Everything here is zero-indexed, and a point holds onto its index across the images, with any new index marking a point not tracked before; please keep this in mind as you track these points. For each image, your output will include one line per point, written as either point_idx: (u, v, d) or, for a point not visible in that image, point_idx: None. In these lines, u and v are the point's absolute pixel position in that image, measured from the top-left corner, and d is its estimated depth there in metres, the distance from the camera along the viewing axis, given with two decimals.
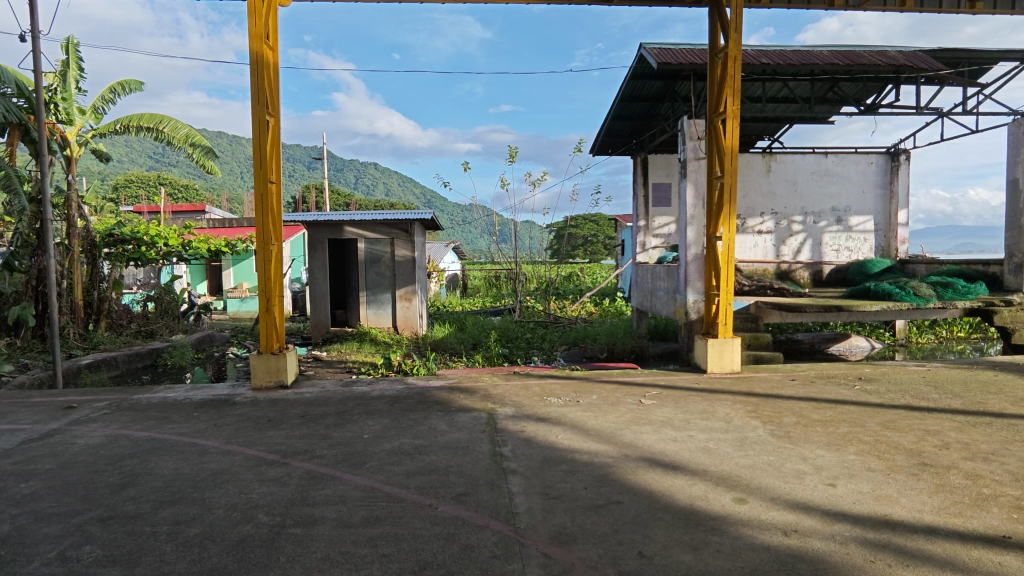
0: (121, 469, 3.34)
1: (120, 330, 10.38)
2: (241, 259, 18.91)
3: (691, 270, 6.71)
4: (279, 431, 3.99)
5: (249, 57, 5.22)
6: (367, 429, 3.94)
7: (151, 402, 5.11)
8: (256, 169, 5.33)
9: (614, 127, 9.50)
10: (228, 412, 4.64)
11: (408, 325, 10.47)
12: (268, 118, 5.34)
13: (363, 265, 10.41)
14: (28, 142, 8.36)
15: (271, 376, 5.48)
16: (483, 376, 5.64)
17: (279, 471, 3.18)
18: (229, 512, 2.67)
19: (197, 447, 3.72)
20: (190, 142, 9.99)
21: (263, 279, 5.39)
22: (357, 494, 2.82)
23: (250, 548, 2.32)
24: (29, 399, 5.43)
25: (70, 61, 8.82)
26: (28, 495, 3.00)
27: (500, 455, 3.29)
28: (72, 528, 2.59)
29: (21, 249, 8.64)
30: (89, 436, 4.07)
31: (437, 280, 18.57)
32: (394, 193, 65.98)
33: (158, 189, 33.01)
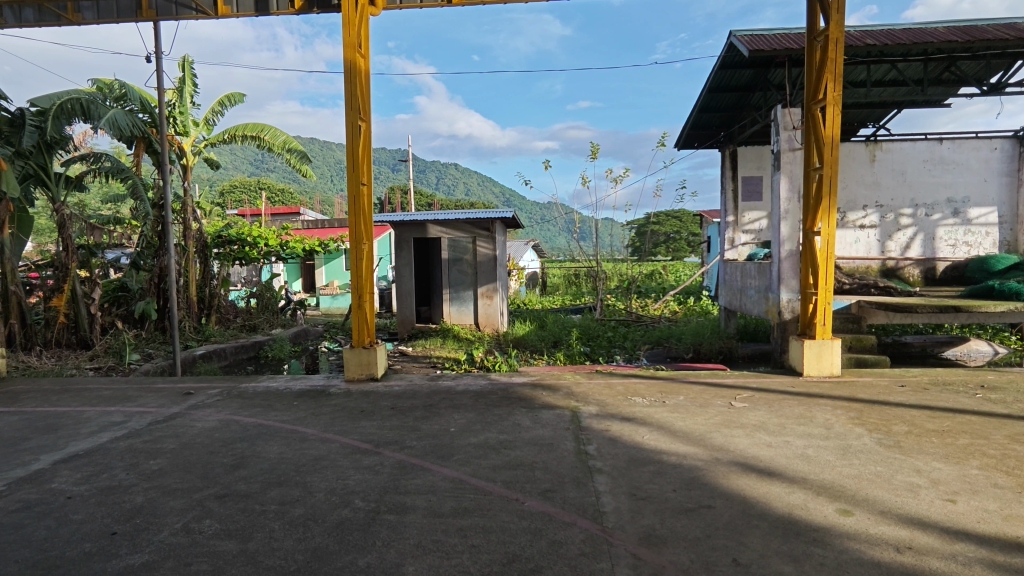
0: (233, 451, 3.63)
1: (228, 324, 11.28)
2: (334, 258, 20.03)
3: (786, 267, 6.33)
4: (372, 422, 4.18)
5: (343, 65, 5.49)
6: (454, 422, 4.05)
7: (257, 390, 5.53)
8: (349, 172, 5.59)
9: (700, 119, 9.17)
10: (325, 402, 4.93)
11: (490, 323, 10.65)
12: (361, 123, 5.60)
13: (446, 264, 10.67)
14: (151, 154, 9.22)
15: (362, 369, 5.75)
16: (565, 374, 5.63)
17: (373, 460, 3.34)
18: (329, 496, 2.83)
19: (298, 434, 3.97)
20: (288, 148, 10.67)
21: (356, 276, 5.65)
22: (446, 485, 2.90)
23: (349, 530, 2.45)
24: (155, 384, 6.03)
25: (185, 77, 9.66)
26: (156, 471, 3.33)
27: (585, 453, 3.28)
28: (193, 502, 2.85)
29: (146, 250, 9.75)
30: (205, 420, 4.46)
31: (517, 279, 18.72)
32: (474, 193, 67.26)
33: (260, 193, 35.43)
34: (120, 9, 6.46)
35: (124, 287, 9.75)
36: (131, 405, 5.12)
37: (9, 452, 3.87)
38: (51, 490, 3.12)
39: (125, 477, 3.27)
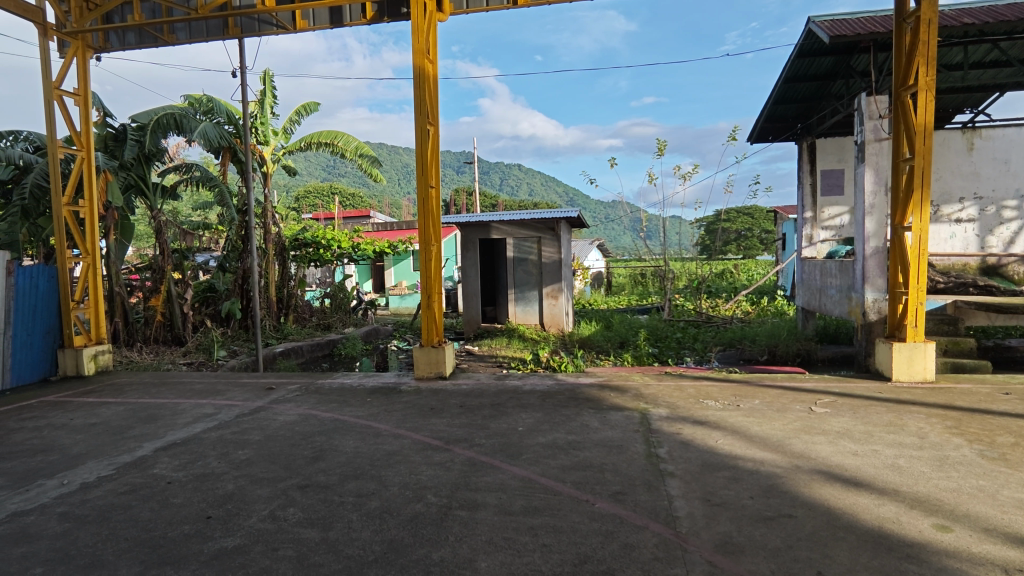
0: (313, 444, 3.81)
1: (305, 323, 11.85)
2: (402, 259, 20.62)
3: (871, 266, 5.95)
4: (442, 419, 4.28)
5: (412, 71, 5.64)
6: (522, 422, 4.08)
7: (333, 386, 5.79)
8: (419, 175, 5.74)
9: (775, 111, 8.77)
10: (396, 399, 5.09)
11: (555, 323, 10.63)
12: (429, 127, 5.73)
13: (512, 264, 10.75)
14: (236, 163, 9.83)
15: (432, 367, 5.89)
16: (633, 375, 5.54)
17: (444, 456, 3.42)
18: (403, 490, 2.92)
19: (372, 429, 4.13)
20: (360, 153, 11.07)
21: (425, 276, 5.79)
22: (516, 483, 2.93)
23: (422, 524, 2.51)
24: (241, 379, 6.43)
25: (266, 90, 10.22)
26: (244, 460, 3.55)
27: (656, 456, 3.21)
28: (278, 491, 3.01)
29: (231, 253, 10.40)
30: (286, 414, 4.71)
31: (582, 278, 18.58)
32: (537, 193, 67.35)
33: (333, 198, 37.00)
34: (210, 28, 6.91)
35: (212, 288, 10.43)
36: (220, 398, 5.48)
37: (117, 439, 4.24)
38: (153, 475, 3.39)
39: (217, 465, 3.50)
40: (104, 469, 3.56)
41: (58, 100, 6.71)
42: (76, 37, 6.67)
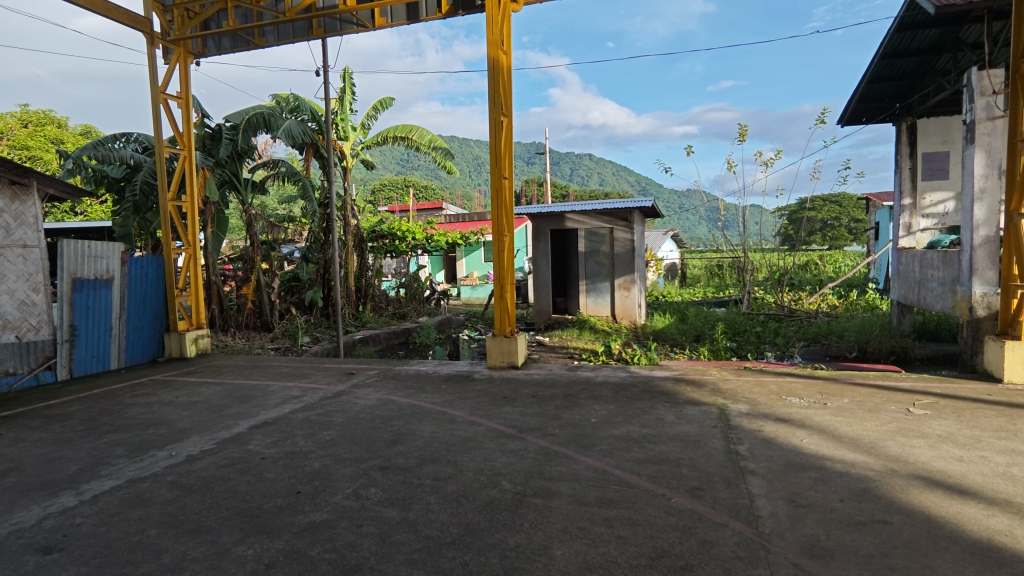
0: (391, 428, 3.96)
1: (381, 311, 12.30)
2: (474, 249, 20.99)
3: (979, 257, 5.41)
4: (515, 408, 4.33)
5: (487, 63, 5.69)
6: (595, 413, 4.06)
7: (410, 373, 5.99)
8: (492, 166, 5.80)
9: (869, 92, 8.18)
10: (470, 386, 5.20)
11: (627, 315, 10.44)
12: (503, 118, 5.77)
13: (583, 255, 10.66)
14: (319, 158, 10.31)
15: (504, 357, 5.96)
16: (710, 370, 5.37)
17: (518, 444, 3.46)
18: (478, 475, 2.99)
19: (448, 415, 4.24)
20: (434, 146, 11.30)
21: (498, 267, 5.84)
22: (590, 474, 2.92)
23: (498, 510, 2.56)
24: (325, 364, 6.78)
25: (346, 87, 10.62)
26: (329, 441, 3.75)
27: (736, 453, 3.11)
28: (361, 471, 3.16)
29: (314, 244, 10.93)
30: (367, 398, 4.92)
31: (655, 270, 18.16)
32: (608, 182, 66.30)
33: (407, 191, 38.04)
34: (296, 30, 7.27)
35: (297, 278, 11.02)
36: (306, 381, 5.80)
37: (216, 416, 4.59)
38: (249, 451, 3.64)
39: (305, 444, 3.72)
40: (205, 443, 3.87)
41: (164, 103, 7.28)
42: (179, 44, 7.21)
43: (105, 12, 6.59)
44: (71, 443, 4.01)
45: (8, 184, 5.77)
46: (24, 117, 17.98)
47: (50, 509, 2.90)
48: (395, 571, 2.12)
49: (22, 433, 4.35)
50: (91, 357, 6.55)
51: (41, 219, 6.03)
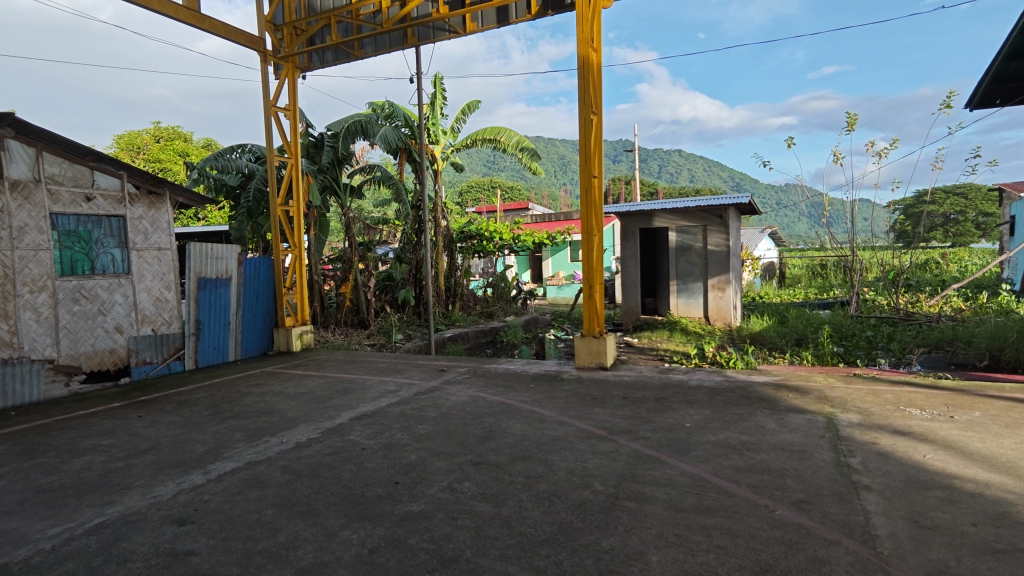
0: (482, 424, 4.05)
1: (469, 310, 12.61)
2: (560, 249, 20.98)
3: None
4: (605, 409, 4.28)
5: (577, 61, 5.67)
6: (689, 418, 3.93)
7: (498, 371, 6.09)
8: (581, 165, 5.77)
9: (1004, 71, 7.30)
10: (559, 386, 5.20)
11: (721, 316, 9.98)
12: (593, 116, 5.72)
13: (674, 255, 10.37)
14: (411, 162, 10.72)
15: (593, 357, 5.91)
16: (815, 376, 5.04)
17: (609, 446, 3.42)
18: (570, 476, 2.98)
19: (538, 414, 4.26)
20: (521, 147, 11.39)
21: (587, 266, 5.80)
22: (686, 480, 2.83)
23: (591, 511, 2.55)
24: (417, 361, 7.03)
25: (437, 93, 10.96)
26: (423, 434, 3.89)
27: (847, 466, 2.90)
28: (455, 465, 3.25)
29: (406, 245, 11.39)
30: (458, 394, 5.06)
31: (751, 270, 17.29)
32: (699, 179, 63.84)
33: (494, 191, 38.68)
34: (392, 40, 7.58)
35: (390, 277, 11.52)
36: (401, 377, 6.06)
37: (321, 407, 4.90)
38: (351, 441, 3.86)
39: (402, 437, 3.88)
40: (312, 432, 4.14)
41: (274, 116, 7.87)
42: (288, 60, 7.78)
43: (226, 35, 7.24)
44: (198, 427, 4.44)
45: (146, 194, 6.46)
46: (157, 133, 20.06)
47: (182, 485, 3.23)
48: (490, 565, 2.16)
49: (158, 416, 4.86)
50: (213, 350, 7.21)
51: (171, 224, 6.70)
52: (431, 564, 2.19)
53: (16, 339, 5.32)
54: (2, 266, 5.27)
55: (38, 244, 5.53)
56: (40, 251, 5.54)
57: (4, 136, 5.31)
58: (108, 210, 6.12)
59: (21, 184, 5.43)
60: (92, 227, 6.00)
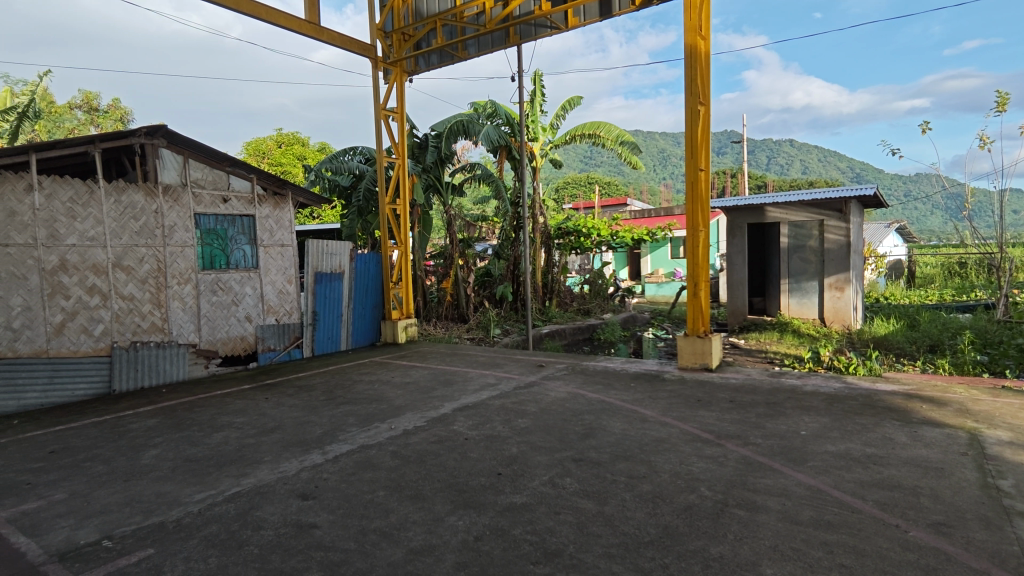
0: (582, 421, 4.04)
1: (566, 307, 12.61)
2: (660, 246, 20.37)
3: None
4: (710, 412, 4.12)
5: (684, 51, 5.48)
6: (805, 425, 3.68)
7: (597, 368, 6.04)
8: (688, 158, 5.57)
9: None
10: (660, 386, 5.07)
11: (839, 318, 9.21)
12: (701, 107, 5.50)
13: (786, 252, 9.72)
14: (511, 160, 10.86)
15: (696, 358, 5.70)
16: (953, 387, 4.53)
17: (716, 451, 3.29)
18: (675, 478, 2.90)
19: (639, 413, 4.19)
20: (620, 141, 11.18)
21: (692, 263, 5.59)
22: (802, 491, 2.67)
23: (698, 516, 2.46)
24: (516, 355, 7.13)
25: (537, 90, 11.03)
26: (524, 428, 3.95)
27: (996, 489, 2.58)
28: (556, 461, 3.27)
29: (505, 242, 11.58)
30: (557, 390, 5.08)
31: (874, 268, 15.85)
32: (814, 170, 59.39)
33: (592, 187, 38.26)
34: (495, 40, 7.69)
35: (489, 273, 11.71)
36: (500, 371, 6.19)
37: (426, 396, 5.12)
38: (454, 430, 4.00)
39: (503, 429, 3.96)
40: (418, 420, 4.33)
41: (384, 119, 8.29)
42: (396, 65, 8.23)
43: (343, 45, 7.74)
44: (316, 410, 4.80)
45: (272, 195, 7.05)
46: (280, 139, 21.79)
47: (304, 463, 3.50)
48: (594, 562, 2.15)
49: (281, 398, 5.31)
50: (327, 339, 7.76)
51: (293, 222, 7.25)
52: (534, 556, 2.23)
53: (167, 325, 6.03)
54: (157, 260, 5.98)
55: (185, 241, 6.22)
56: (186, 247, 6.22)
57: (159, 145, 6.01)
58: (241, 210, 6.74)
59: (171, 188, 6.12)
60: (227, 225, 6.64)
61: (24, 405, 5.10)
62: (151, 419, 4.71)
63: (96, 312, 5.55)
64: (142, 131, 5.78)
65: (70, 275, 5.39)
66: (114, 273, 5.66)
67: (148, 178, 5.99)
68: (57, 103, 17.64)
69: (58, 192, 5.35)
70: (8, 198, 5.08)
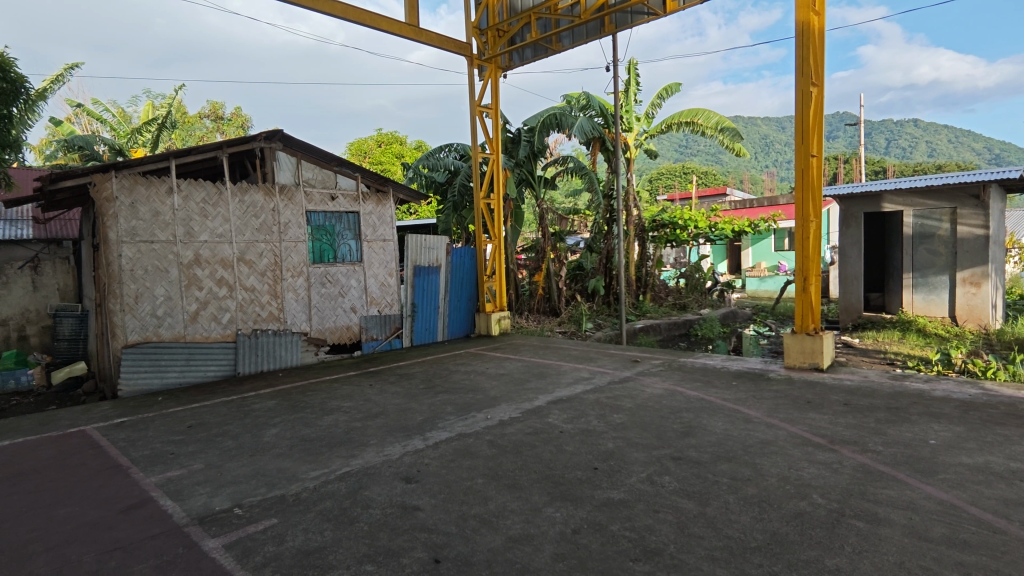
0: (681, 419, 3.92)
1: (661, 301, 12.27)
2: (762, 238, 19.31)
3: None
4: (822, 415, 3.85)
5: (794, 30, 5.14)
6: (934, 434, 3.35)
7: (695, 365, 5.84)
8: (798, 144, 5.22)
9: None
10: (765, 386, 4.81)
11: (974, 317, 8.26)
12: (813, 88, 5.13)
13: (910, 243, 8.87)
14: (604, 151, 10.68)
15: (806, 357, 5.35)
16: None
17: (829, 456, 3.07)
18: (783, 483, 2.75)
19: (742, 413, 4.00)
20: (720, 128, 10.65)
21: (801, 255, 5.24)
22: (932, 505, 2.44)
23: (810, 525, 2.32)
24: (610, 350, 7.04)
25: (631, 78, 10.77)
26: (620, 424, 3.90)
27: None
28: (654, 458, 3.21)
29: (598, 235, 11.45)
30: (653, 386, 4.97)
31: (1017, 262, 14.07)
32: (943, 152, 53.54)
33: (689, 177, 36.86)
34: (589, 30, 7.57)
35: (581, 266, 11.67)
36: (594, 365, 6.14)
37: (520, 388, 5.19)
38: (549, 423, 4.02)
39: (598, 424, 3.93)
40: (513, 411, 4.40)
41: (479, 115, 8.46)
42: (491, 62, 8.41)
43: (440, 45, 7.98)
44: (416, 398, 5.02)
45: (374, 192, 7.41)
46: (380, 139, 22.82)
47: (406, 448, 3.67)
48: (697, 564, 2.09)
49: (384, 386, 5.60)
50: (425, 330, 8.07)
51: (394, 218, 7.59)
52: (633, 552, 2.20)
53: (283, 314, 6.54)
54: (274, 254, 6.49)
55: (299, 237, 6.69)
56: (298, 243, 6.69)
57: (276, 149, 6.51)
58: (347, 207, 7.14)
59: (286, 187, 6.61)
60: (334, 222, 7.06)
61: (166, 384, 5.73)
62: (271, 401, 5.13)
63: (223, 302, 6.13)
64: (261, 136, 6.27)
65: (202, 269, 5.99)
66: (238, 266, 6.21)
67: (267, 179, 6.51)
68: (189, 113, 19.58)
69: (193, 193, 5.95)
70: (153, 200, 5.72)
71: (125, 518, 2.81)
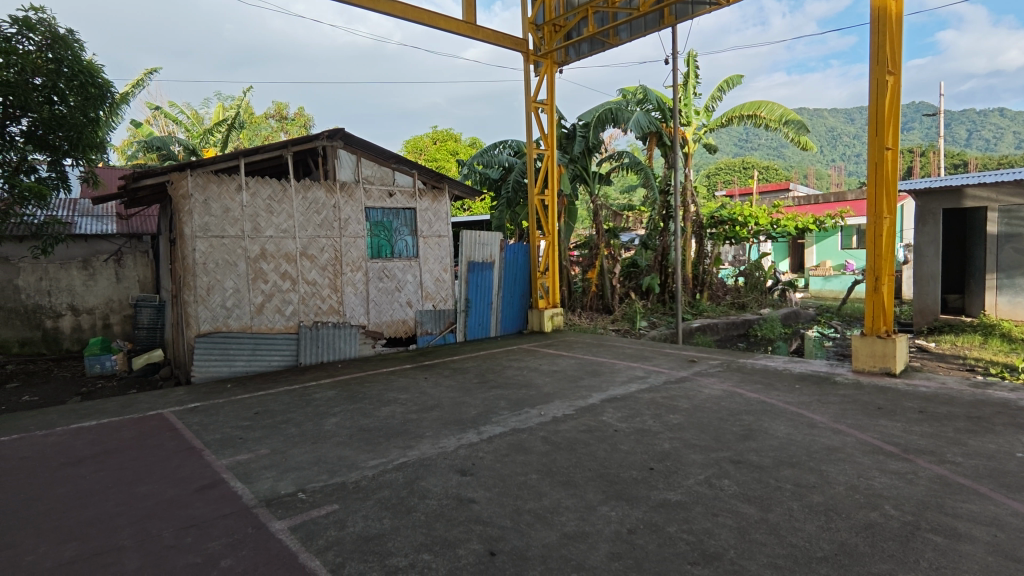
0: (741, 422, 3.81)
1: (719, 300, 11.94)
2: (828, 236, 18.44)
3: None
4: (894, 422, 3.66)
5: (869, 16, 4.88)
6: (1022, 447, 3.11)
7: (755, 367, 5.66)
8: (871, 136, 4.95)
9: None
10: (831, 390, 4.60)
11: None
12: (889, 76, 4.85)
13: (995, 241, 8.28)
14: (661, 146, 10.46)
15: (876, 361, 5.08)
16: None
17: (903, 466, 2.91)
18: (852, 492, 2.62)
19: (806, 418, 3.84)
20: (785, 121, 10.22)
21: (873, 254, 4.97)
22: (1019, 523, 2.27)
23: (882, 537, 2.21)
24: (665, 349, 6.90)
25: (690, 71, 10.49)
26: (676, 424, 3.82)
27: None
28: (712, 460, 3.13)
29: (654, 231, 11.24)
30: (711, 387, 4.85)
31: None
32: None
33: (750, 172, 35.63)
34: (648, 23, 7.43)
35: (635, 264, 11.47)
36: (648, 364, 6.04)
37: (574, 385, 5.17)
38: (603, 422, 3.99)
39: (653, 424, 3.87)
40: (566, 408, 4.39)
41: (534, 111, 8.45)
42: (547, 57, 8.40)
43: (497, 42, 8.01)
44: (470, 392, 5.08)
45: (430, 189, 7.54)
46: (435, 136, 23.16)
47: (461, 441, 3.73)
48: (758, 571, 2.03)
49: (439, 379, 5.70)
50: (479, 325, 8.15)
51: (449, 215, 7.70)
52: (691, 556, 2.16)
53: (342, 307, 6.75)
54: (334, 249, 6.71)
55: (358, 233, 6.89)
56: (357, 238, 6.89)
57: (338, 147, 6.72)
58: (404, 204, 7.29)
59: (347, 184, 6.81)
60: (392, 218, 7.22)
61: (234, 371, 6.03)
62: (331, 391, 5.31)
63: (287, 295, 6.39)
64: (324, 135, 6.48)
65: (268, 263, 6.25)
66: (301, 260, 6.45)
67: (328, 177, 6.74)
68: (256, 114, 20.45)
69: (260, 190, 6.22)
70: (224, 197, 6.00)
71: (199, 497, 2.98)
